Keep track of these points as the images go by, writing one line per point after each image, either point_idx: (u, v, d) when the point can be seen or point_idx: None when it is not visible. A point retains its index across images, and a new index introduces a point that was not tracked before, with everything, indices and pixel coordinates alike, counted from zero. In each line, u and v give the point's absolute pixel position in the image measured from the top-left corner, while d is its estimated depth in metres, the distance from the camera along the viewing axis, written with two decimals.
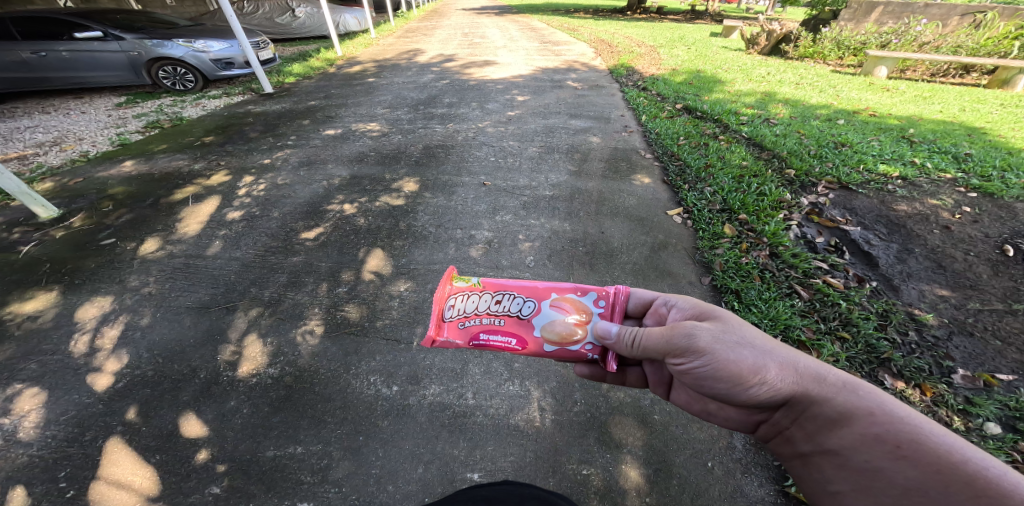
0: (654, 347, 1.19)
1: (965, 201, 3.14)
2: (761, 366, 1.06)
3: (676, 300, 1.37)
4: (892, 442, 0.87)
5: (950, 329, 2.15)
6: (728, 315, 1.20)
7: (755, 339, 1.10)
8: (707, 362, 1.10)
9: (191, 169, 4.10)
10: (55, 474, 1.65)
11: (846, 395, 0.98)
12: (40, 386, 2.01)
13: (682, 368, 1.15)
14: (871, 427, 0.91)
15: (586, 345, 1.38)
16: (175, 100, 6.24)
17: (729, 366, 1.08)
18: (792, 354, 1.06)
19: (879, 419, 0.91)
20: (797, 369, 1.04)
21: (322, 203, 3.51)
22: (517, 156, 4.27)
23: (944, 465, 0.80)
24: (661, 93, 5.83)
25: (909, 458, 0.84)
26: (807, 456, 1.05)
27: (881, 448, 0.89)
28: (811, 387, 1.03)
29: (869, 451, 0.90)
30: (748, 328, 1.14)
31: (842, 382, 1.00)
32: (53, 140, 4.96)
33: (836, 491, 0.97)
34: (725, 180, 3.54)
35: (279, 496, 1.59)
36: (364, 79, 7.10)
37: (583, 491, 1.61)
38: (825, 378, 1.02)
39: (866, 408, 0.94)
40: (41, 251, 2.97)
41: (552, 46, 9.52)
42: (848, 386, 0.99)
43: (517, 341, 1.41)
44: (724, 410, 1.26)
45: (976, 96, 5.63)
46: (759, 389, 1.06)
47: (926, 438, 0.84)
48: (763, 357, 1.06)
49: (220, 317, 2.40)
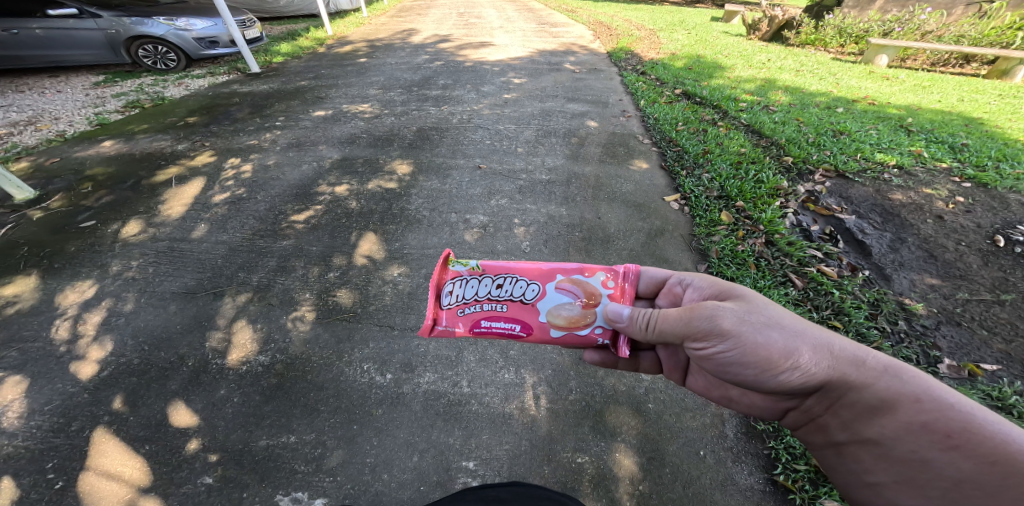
0: (672, 331, 1.16)
1: (959, 192, 3.14)
2: (793, 350, 1.03)
3: (692, 280, 1.36)
4: (940, 430, 0.86)
5: (939, 319, 2.17)
6: (753, 295, 1.17)
7: (785, 320, 1.07)
8: (732, 346, 1.08)
9: (174, 150, 3.95)
10: (43, 465, 1.60)
11: (887, 380, 0.95)
12: (21, 374, 1.93)
13: (705, 351, 1.14)
14: (918, 415, 0.89)
15: (595, 329, 1.35)
16: (156, 79, 5.99)
17: (758, 350, 1.06)
18: (825, 336, 1.03)
19: (927, 406, 0.89)
20: (832, 353, 1.01)
21: (312, 186, 3.41)
22: (513, 140, 4.18)
23: (1001, 456, 0.77)
24: (659, 77, 5.73)
25: (959, 448, 0.82)
26: (843, 445, 1.06)
27: (928, 437, 0.87)
28: (848, 372, 1.00)
29: (916, 441, 0.89)
30: (776, 309, 1.11)
31: (882, 366, 0.97)
32: (28, 119, 4.74)
33: (876, 481, 0.99)
34: (724, 166, 3.50)
35: (273, 486, 1.56)
36: (355, 59, 6.89)
37: (578, 480, 1.61)
38: (863, 361, 0.99)
39: (911, 394, 0.92)
40: (17, 233, 2.85)
41: (550, 28, 9.30)
42: (890, 370, 0.96)
43: (521, 327, 1.38)
44: (750, 396, 1.27)
45: (974, 87, 5.61)
46: (790, 373, 1.04)
47: (978, 427, 0.82)
48: (794, 341, 1.03)
49: (207, 303, 2.32)
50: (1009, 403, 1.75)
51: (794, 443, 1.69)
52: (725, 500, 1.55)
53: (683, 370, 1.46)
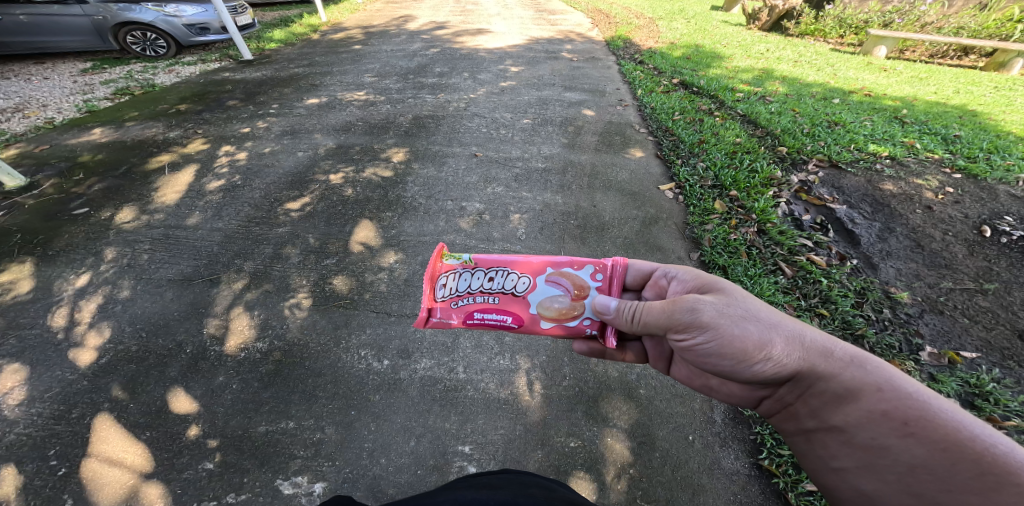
0: (655, 322, 1.19)
1: (949, 183, 3.17)
2: (767, 341, 1.06)
3: (676, 273, 1.37)
4: (898, 418, 0.89)
5: (923, 307, 2.21)
6: (733, 288, 1.20)
7: (761, 313, 1.10)
8: (710, 339, 1.11)
9: (167, 137, 3.91)
10: (45, 452, 1.62)
11: (853, 370, 0.98)
12: (20, 361, 1.94)
13: (686, 342, 1.16)
14: (878, 404, 0.92)
15: (585, 320, 1.38)
16: (146, 66, 5.89)
17: (734, 342, 1.08)
18: (798, 328, 1.07)
19: (888, 395, 0.92)
20: (804, 344, 1.04)
21: (308, 173, 3.40)
22: (510, 128, 4.16)
23: (951, 443, 0.81)
24: (657, 67, 5.69)
25: (915, 436, 0.85)
26: (811, 432, 1.08)
27: (887, 425, 0.90)
28: (816, 363, 1.03)
29: (876, 428, 0.92)
30: (754, 302, 1.14)
31: (849, 357, 1.00)
32: (15, 107, 4.66)
33: (839, 467, 1.01)
34: (718, 155, 3.51)
35: (273, 471, 1.59)
36: (351, 46, 6.79)
37: (571, 463, 1.65)
38: (831, 353, 1.02)
39: (874, 384, 0.95)
40: (9, 221, 2.82)
41: (548, 15, 9.17)
42: (856, 361, 0.99)
43: (513, 320, 1.40)
44: (728, 384, 1.29)
45: (971, 78, 5.64)
46: (764, 364, 1.07)
47: (933, 415, 0.85)
48: (769, 332, 1.06)
49: (204, 290, 2.33)
50: (986, 390, 1.81)
51: None
52: (712, 483, 1.60)
53: (667, 359, 1.47)
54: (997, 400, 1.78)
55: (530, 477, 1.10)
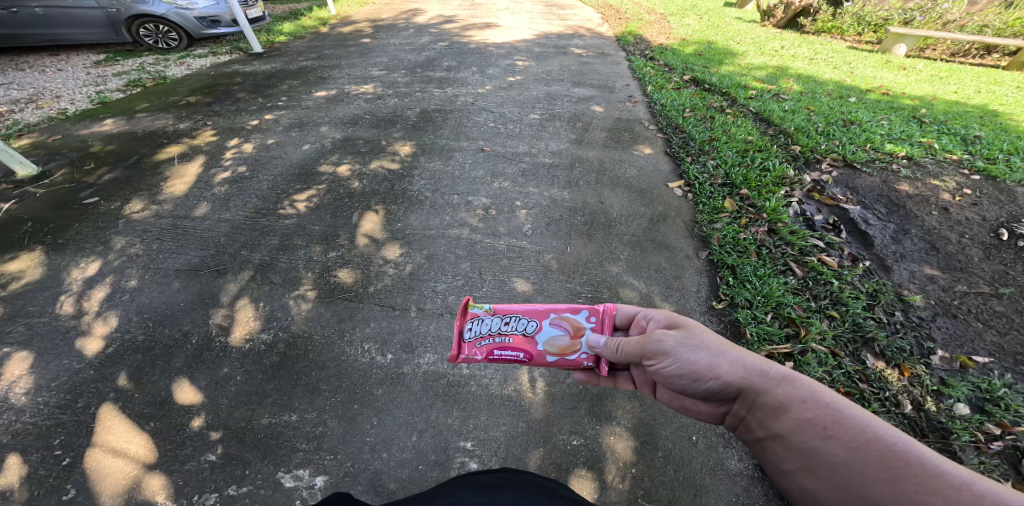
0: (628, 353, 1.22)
1: (967, 184, 3.09)
2: (715, 365, 1.09)
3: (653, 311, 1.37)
4: (821, 425, 0.90)
5: (936, 311, 2.16)
6: (690, 322, 1.24)
7: (711, 341, 1.14)
8: (672, 363, 1.14)
9: (177, 128, 3.94)
10: (50, 441, 1.63)
11: (784, 385, 1.00)
12: (28, 350, 1.96)
13: (653, 366, 1.19)
14: (804, 414, 0.93)
15: (580, 354, 1.37)
16: (157, 58, 5.92)
17: (688, 363, 1.13)
18: (740, 352, 1.10)
19: (811, 405, 0.93)
20: (745, 365, 1.06)
21: (315, 166, 3.40)
22: (517, 123, 4.12)
23: (865, 444, 0.82)
24: (668, 63, 5.61)
25: (836, 439, 0.86)
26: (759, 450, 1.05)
27: (813, 432, 0.90)
28: (756, 381, 1.04)
29: (806, 432, 0.91)
30: (705, 331, 1.18)
31: (782, 375, 1.02)
32: (29, 97, 4.71)
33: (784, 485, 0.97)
34: (729, 154, 3.46)
35: (274, 464, 1.59)
36: (359, 39, 6.78)
37: (572, 461, 1.63)
38: (767, 371, 1.04)
39: (800, 396, 0.96)
40: (20, 210, 2.85)
41: (558, 10, 9.08)
42: (788, 378, 1.01)
43: (524, 355, 1.38)
44: (694, 404, 1.24)
45: (993, 78, 5.48)
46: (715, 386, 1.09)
47: (848, 420, 0.87)
48: (716, 357, 1.10)
49: (211, 281, 2.34)
50: (997, 395, 1.76)
51: None
52: (714, 485, 1.57)
53: (652, 384, 1.43)
54: (1008, 406, 1.73)
55: (530, 478, 1.08)
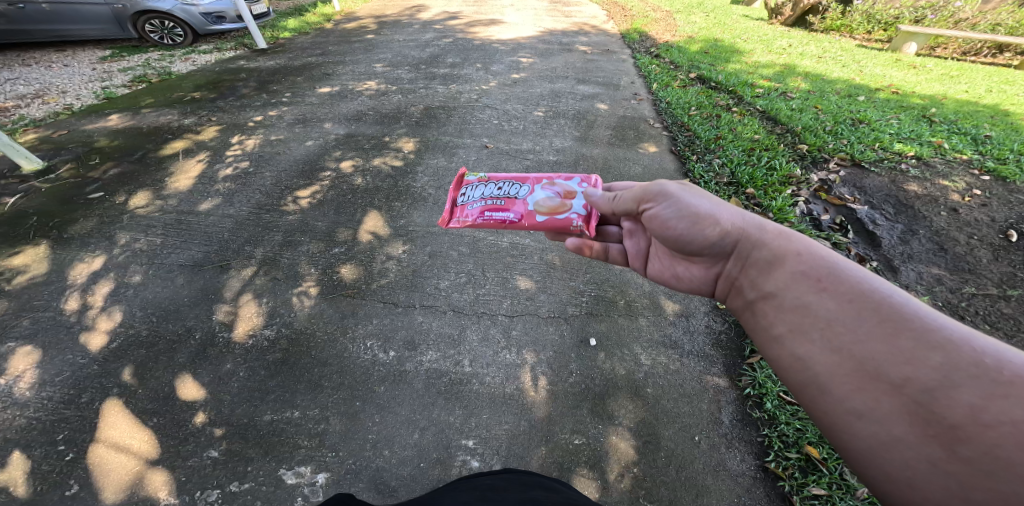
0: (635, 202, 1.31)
1: (977, 185, 3.05)
2: (715, 214, 1.14)
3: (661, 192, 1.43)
4: (814, 276, 0.89)
5: (943, 313, 2.13)
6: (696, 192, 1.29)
7: (716, 201, 1.18)
8: (672, 208, 1.22)
9: (182, 124, 3.94)
10: (54, 436, 1.64)
11: (781, 242, 1.00)
12: (33, 344, 1.98)
13: (653, 214, 1.27)
14: (799, 265, 0.93)
15: (569, 213, 1.57)
16: (162, 54, 5.93)
17: (690, 211, 1.19)
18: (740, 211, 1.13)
19: (805, 257, 0.93)
20: (743, 219, 1.10)
21: (319, 161, 3.40)
22: (521, 120, 4.10)
23: (859, 295, 0.81)
24: (674, 60, 5.56)
25: (828, 290, 0.85)
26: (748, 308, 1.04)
27: (805, 284, 0.89)
28: (752, 234, 1.07)
29: (799, 287, 0.90)
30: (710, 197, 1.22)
31: (779, 233, 1.03)
32: (35, 93, 4.73)
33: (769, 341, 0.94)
34: (735, 152, 3.43)
35: (276, 460, 1.60)
36: (363, 36, 6.76)
37: (574, 460, 1.63)
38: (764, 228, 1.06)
39: (796, 250, 0.96)
40: (26, 204, 2.87)
41: (563, 7, 9.02)
42: (784, 235, 1.02)
43: (514, 214, 1.60)
44: (690, 269, 1.26)
45: (1004, 77, 5.40)
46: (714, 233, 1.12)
47: (846, 273, 0.86)
48: (717, 209, 1.15)
49: (214, 276, 2.35)
50: None
51: (787, 431, 1.70)
52: (716, 485, 1.56)
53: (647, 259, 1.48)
54: None
55: (532, 479, 1.08)
